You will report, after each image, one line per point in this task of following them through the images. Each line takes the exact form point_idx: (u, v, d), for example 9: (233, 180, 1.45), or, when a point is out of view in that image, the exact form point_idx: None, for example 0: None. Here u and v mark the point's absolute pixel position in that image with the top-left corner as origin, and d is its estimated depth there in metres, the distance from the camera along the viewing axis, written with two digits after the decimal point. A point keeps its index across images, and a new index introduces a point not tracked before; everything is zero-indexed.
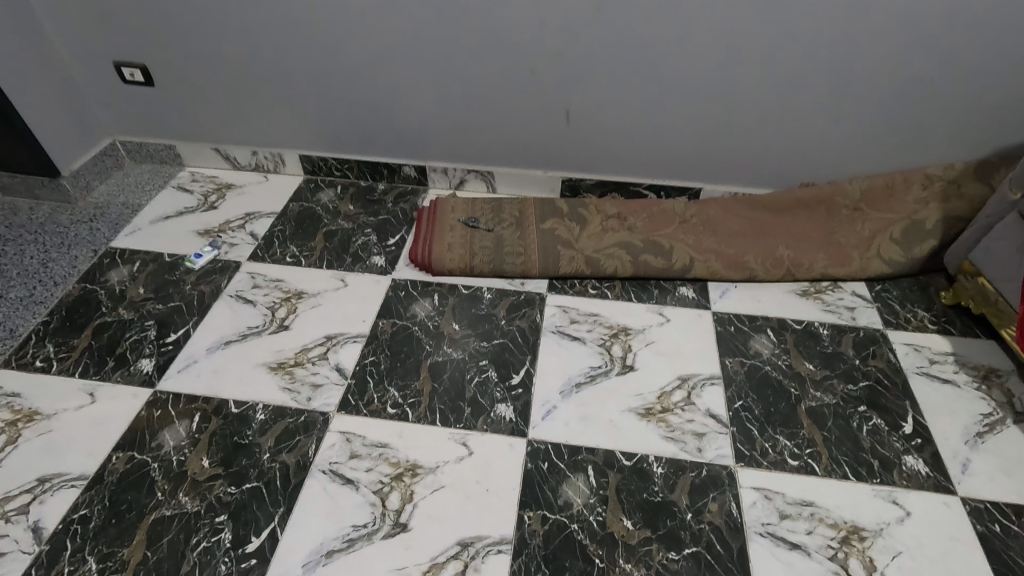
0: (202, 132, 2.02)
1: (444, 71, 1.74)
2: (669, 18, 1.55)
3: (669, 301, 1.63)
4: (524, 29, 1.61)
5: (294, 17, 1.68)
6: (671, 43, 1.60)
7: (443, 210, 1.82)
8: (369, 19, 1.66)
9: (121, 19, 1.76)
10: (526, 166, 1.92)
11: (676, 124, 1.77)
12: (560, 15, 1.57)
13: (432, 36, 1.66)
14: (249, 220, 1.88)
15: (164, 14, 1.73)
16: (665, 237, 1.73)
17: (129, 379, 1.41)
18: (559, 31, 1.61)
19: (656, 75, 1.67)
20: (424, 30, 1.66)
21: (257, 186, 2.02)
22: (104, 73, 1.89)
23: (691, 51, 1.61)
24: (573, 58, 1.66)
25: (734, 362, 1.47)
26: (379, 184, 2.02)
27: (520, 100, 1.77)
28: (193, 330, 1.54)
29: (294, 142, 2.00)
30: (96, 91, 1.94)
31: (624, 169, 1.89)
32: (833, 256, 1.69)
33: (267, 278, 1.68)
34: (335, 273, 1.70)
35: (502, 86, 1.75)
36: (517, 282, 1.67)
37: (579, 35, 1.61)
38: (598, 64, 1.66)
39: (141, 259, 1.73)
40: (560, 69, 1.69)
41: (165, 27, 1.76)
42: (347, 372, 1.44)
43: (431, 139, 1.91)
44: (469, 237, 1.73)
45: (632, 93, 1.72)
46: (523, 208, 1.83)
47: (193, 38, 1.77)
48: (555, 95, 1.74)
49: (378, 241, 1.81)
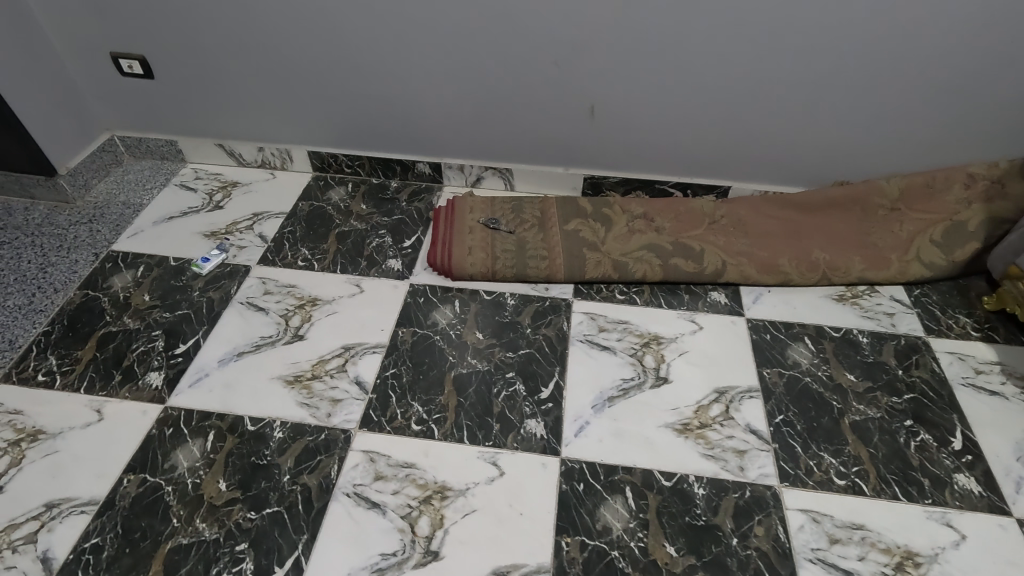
0: (204, 127, 1.92)
1: (463, 64, 1.65)
2: (704, 9, 1.46)
3: (700, 307, 1.56)
4: (550, 19, 1.52)
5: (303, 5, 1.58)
6: (706, 34, 1.50)
7: (461, 210, 1.74)
8: (383, 8, 1.56)
9: (118, 9, 1.65)
10: (547, 163, 1.84)
11: (708, 121, 1.68)
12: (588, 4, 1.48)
13: (451, 26, 1.57)
14: (257, 220, 1.80)
15: (164, 3, 1.63)
16: (694, 239, 1.65)
17: (137, 394, 1.34)
18: (588, 21, 1.51)
19: (688, 69, 1.58)
20: (442, 21, 1.56)
21: (264, 184, 1.93)
22: (100, 65, 1.79)
23: (728, 43, 1.52)
24: (601, 51, 1.57)
25: (772, 373, 1.41)
26: (392, 182, 1.94)
27: (543, 94, 1.68)
28: (203, 340, 1.46)
29: (302, 137, 1.90)
30: (92, 84, 1.84)
31: (651, 167, 1.80)
32: (870, 259, 1.62)
33: (279, 283, 1.60)
34: (350, 278, 1.63)
35: (524, 80, 1.65)
36: (541, 287, 1.59)
37: (608, 25, 1.51)
38: (627, 57, 1.57)
39: (145, 263, 1.65)
40: (587, 62, 1.59)
41: (165, 15, 1.65)
42: (367, 386, 1.37)
43: (448, 135, 1.82)
44: (490, 239, 1.65)
45: (662, 88, 1.63)
46: (545, 208, 1.75)
47: (195, 27, 1.67)
48: (580, 89, 1.65)
49: (393, 243, 1.73)
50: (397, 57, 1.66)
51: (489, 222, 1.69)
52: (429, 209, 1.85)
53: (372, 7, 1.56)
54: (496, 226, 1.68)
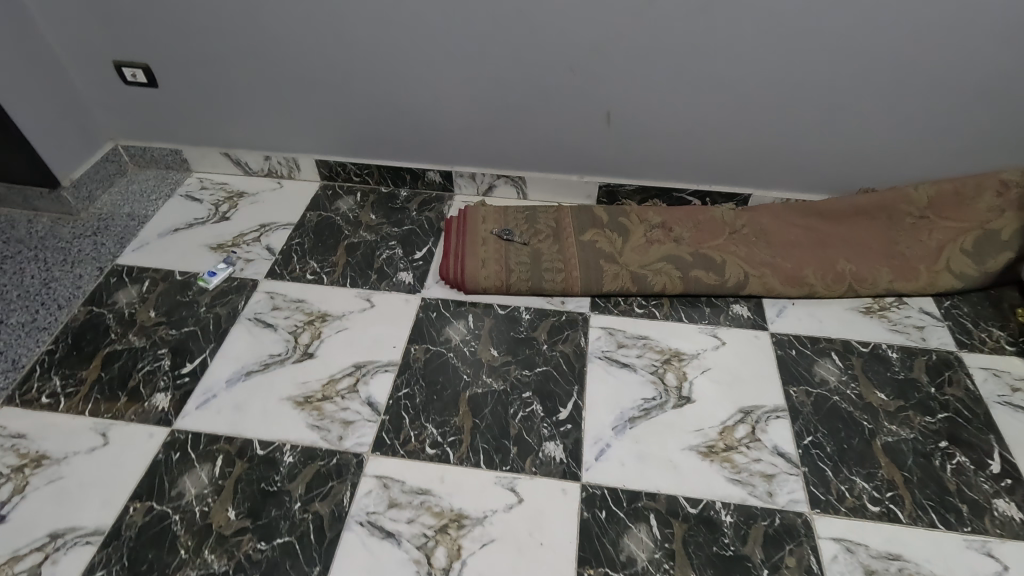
0: (210, 136, 1.88)
1: (475, 70, 1.60)
2: (726, 12, 1.40)
3: (722, 321, 1.51)
4: (565, 23, 1.46)
5: (311, 11, 1.53)
6: (728, 38, 1.45)
7: (473, 220, 1.69)
8: (393, 13, 1.51)
9: (120, 17, 1.61)
10: (561, 171, 1.79)
11: (728, 127, 1.63)
12: (605, 8, 1.42)
13: (463, 31, 1.52)
14: (264, 232, 1.75)
15: (168, 11, 1.58)
16: (715, 250, 1.60)
17: (143, 417, 1.30)
18: (605, 26, 1.46)
19: (709, 74, 1.52)
20: (453, 27, 1.51)
21: (271, 194, 1.88)
22: (103, 74, 1.75)
23: (751, 47, 1.46)
24: (618, 56, 1.51)
25: (799, 391, 1.35)
26: (402, 191, 1.89)
27: (557, 100, 1.63)
28: (210, 359, 1.42)
29: (310, 146, 1.86)
30: (95, 93, 1.80)
31: (668, 175, 1.75)
32: (898, 269, 1.56)
33: (287, 298, 1.56)
34: (360, 291, 1.58)
35: (538, 86, 1.60)
36: (557, 301, 1.54)
37: (626, 30, 1.46)
38: (646, 62, 1.52)
39: (150, 278, 1.61)
40: (603, 67, 1.54)
41: (169, 23, 1.61)
42: (379, 407, 1.32)
43: (459, 143, 1.78)
44: (504, 251, 1.60)
45: (681, 94, 1.57)
46: (559, 218, 1.70)
47: (200, 34, 1.63)
48: (596, 95, 1.60)
49: (404, 255, 1.69)
50: (407, 63, 1.61)
51: (502, 233, 1.64)
52: (440, 219, 1.80)
53: (381, 12, 1.51)
54: (509, 237, 1.63)
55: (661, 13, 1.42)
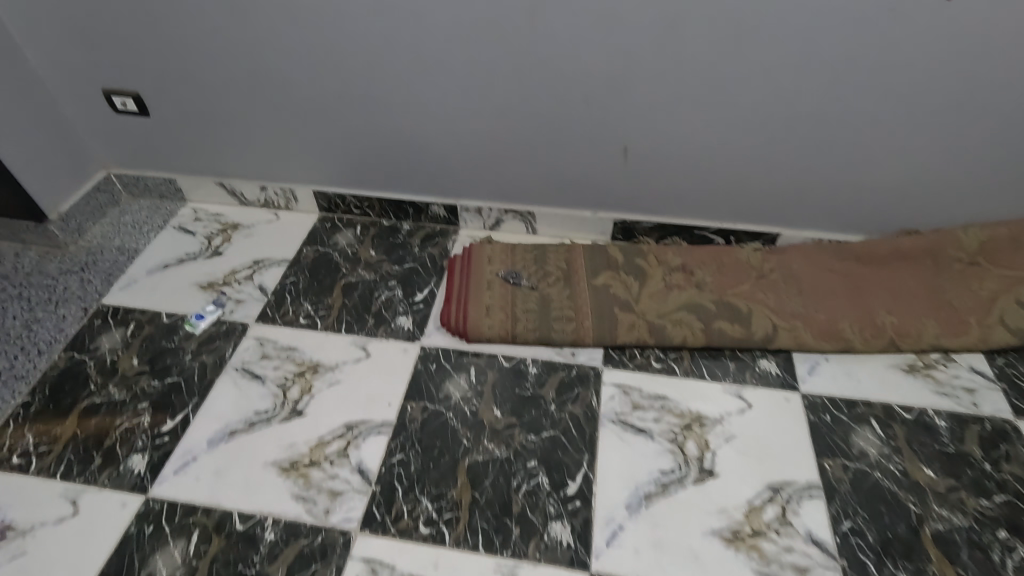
0: (204, 165, 1.79)
1: (481, 100, 1.48)
2: (757, 41, 1.27)
3: (749, 380, 1.37)
4: (580, 52, 1.34)
5: (306, 38, 1.43)
6: (759, 69, 1.31)
7: (478, 261, 1.58)
8: (393, 40, 1.40)
9: (108, 44, 1.53)
10: (573, 207, 1.66)
11: (757, 162, 1.49)
12: (623, 36, 1.30)
13: (467, 60, 1.40)
14: (258, 269, 1.66)
15: (157, 37, 1.49)
16: (740, 297, 1.46)
17: (117, 483, 1.21)
18: (623, 55, 1.33)
19: (737, 107, 1.39)
20: (458, 55, 1.40)
21: (267, 227, 1.79)
22: (93, 102, 1.67)
23: (784, 79, 1.32)
24: (637, 87, 1.38)
25: (835, 465, 1.21)
26: (404, 224, 1.78)
27: (570, 133, 1.50)
28: (193, 416, 1.33)
29: (308, 176, 1.76)
30: (86, 121, 1.72)
31: (690, 212, 1.61)
32: (945, 322, 1.41)
33: (278, 345, 1.46)
34: (355, 339, 1.48)
35: (549, 118, 1.48)
36: (567, 353, 1.42)
37: (646, 59, 1.33)
38: (668, 93, 1.39)
39: (136, 320, 1.52)
40: (621, 98, 1.41)
41: (158, 50, 1.52)
42: (371, 476, 1.21)
43: (464, 176, 1.66)
44: (509, 297, 1.48)
45: (706, 127, 1.44)
46: (571, 259, 1.57)
47: (191, 62, 1.54)
48: (611, 128, 1.47)
49: (404, 297, 1.58)
50: (408, 93, 1.50)
51: (508, 276, 1.52)
52: (443, 256, 1.69)
53: (381, 40, 1.41)
54: (516, 281, 1.51)
55: (685, 41, 1.29)
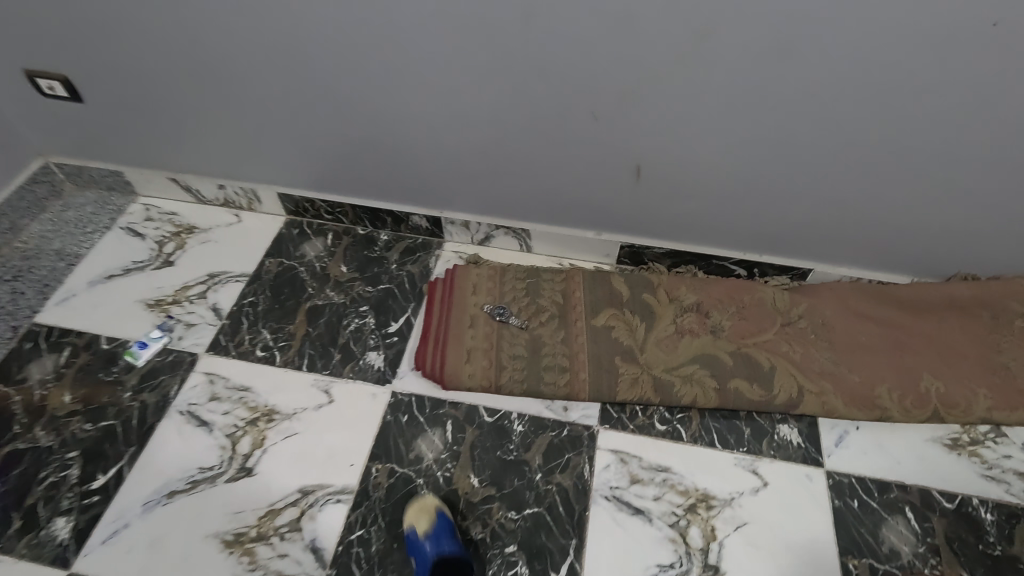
0: (153, 159, 1.55)
1: (468, 106, 1.23)
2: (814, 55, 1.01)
3: (765, 450, 1.19)
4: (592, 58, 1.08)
5: (255, 25, 1.16)
6: (812, 88, 1.06)
7: (460, 288, 1.37)
8: (361, 34, 1.13)
9: (19, 22, 1.25)
10: (574, 225, 1.44)
11: (795, 189, 1.25)
12: (646, 41, 1.04)
13: (453, 62, 1.14)
14: (213, 285, 1.46)
15: (76, 16, 1.22)
16: (762, 350, 1.26)
17: (36, 554, 1.06)
18: (644, 64, 1.07)
19: (780, 128, 1.14)
20: (440, 54, 1.13)
21: (227, 231, 1.58)
22: (15, 86, 1.41)
23: (843, 101, 1.07)
24: (659, 101, 1.13)
25: (860, 567, 1.05)
26: (381, 234, 1.57)
27: (574, 148, 1.26)
28: (127, 470, 1.16)
29: (271, 177, 1.53)
30: (10, 107, 1.47)
31: (710, 239, 1.39)
32: (999, 392, 1.21)
33: (229, 384, 1.29)
34: (318, 379, 1.29)
35: (550, 131, 1.24)
36: (558, 407, 1.24)
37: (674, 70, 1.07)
38: (696, 110, 1.14)
39: (72, 345, 1.34)
40: (638, 113, 1.16)
41: (79, 30, 1.24)
42: (325, 557, 1.06)
43: (449, 186, 1.43)
44: (493, 336, 1.29)
45: (738, 150, 1.20)
46: (568, 292, 1.36)
47: (119, 44, 1.26)
48: (624, 143, 1.23)
49: (376, 327, 1.38)
50: (382, 95, 1.25)
51: (493, 310, 1.32)
52: (424, 276, 1.48)
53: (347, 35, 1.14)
54: (502, 317, 1.31)
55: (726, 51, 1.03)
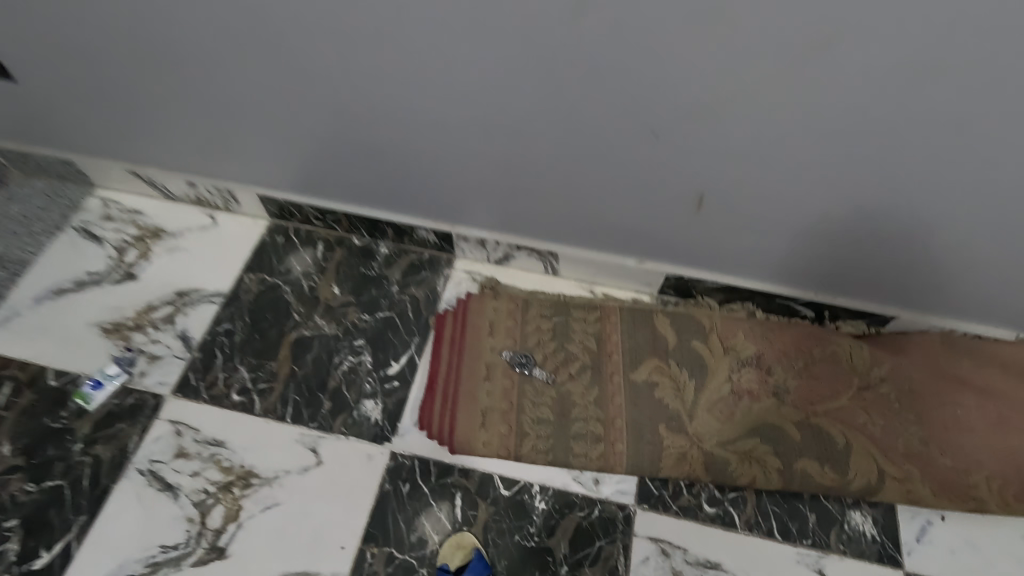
0: (110, 149, 1.30)
1: (495, 108, 0.97)
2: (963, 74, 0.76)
3: (833, 544, 0.99)
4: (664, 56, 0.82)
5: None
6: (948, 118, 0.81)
7: (475, 328, 1.16)
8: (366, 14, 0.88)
9: None
10: (612, 251, 1.20)
11: (897, 233, 1.00)
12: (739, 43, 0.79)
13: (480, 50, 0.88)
14: (181, 308, 1.24)
15: None
16: (834, 421, 1.05)
17: None
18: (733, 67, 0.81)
19: (897, 159, 0.88)
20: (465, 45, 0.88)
21: (199, 237, 1.34)
22: None
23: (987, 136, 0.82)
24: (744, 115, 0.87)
25: None
26: (380, 246, 1.33)
27: (624, 166, 1.01)
28: (77, 546, 0.98)
29: (251, 176, 1.28)
30: None
31: (774, 278, 1.15)
32: None
33: (199, 436, 1.09)
34: (303, 434, 1.10)
35: (595, 146, 0.99)
36: (588, 480, 1.04)
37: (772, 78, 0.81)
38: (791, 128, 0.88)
39: (13, 380, 1.13)
40: (712, 129, 0.91)
41: None
42: None
43: (463, 199, 1.18)
44: (512, 395, 1.08)
45: (833, 180, 0.94)
46: (603, 335, 1.14)
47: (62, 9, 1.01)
48: (688, 166, 0.98)
49: (373, 368, 1.17)
50: (387, 87, 0.99)
51: (514, 358, 1.12)
52: (430, 304, 1.25)
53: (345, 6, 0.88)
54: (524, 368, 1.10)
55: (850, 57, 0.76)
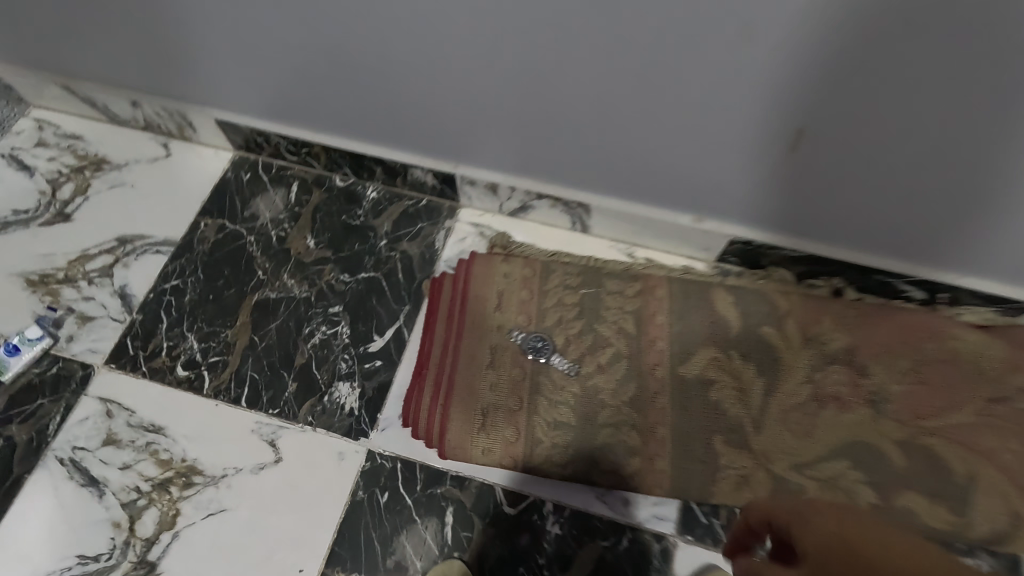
0: (29, 56, 1.03)
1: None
2: None
3: None
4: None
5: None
6: None
7: (478, 298, 0.90)
8: None
9: None
10: (661, 205, 0.92)
11: (980, 168, 0.69)
12: None
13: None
14: (122, 258, 1.01)
15: None
16: (951, 443, 0.79)
17: None
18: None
19: None
20: None
21: (148, 171, 1.09)
22: None
23: None
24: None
25: None
26: (368, 189, 1.07)
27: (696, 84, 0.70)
28: None
29: (202, 95, 1.01)
30: None
31: (791, 213, 0.86)
32: None
33: (134, 419, 0.88)
34: (261, 422, 0.88)
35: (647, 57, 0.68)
36: (615, 500, 0.81)
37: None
38: None
39: None
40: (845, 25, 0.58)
41: None
42: None
43: (468, 128, 0.89)
44: (519, 391, 0.83)
45: (976, 89, 0.60)
46: (644, 314, 0.88)
47: None
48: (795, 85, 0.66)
49: (351, 342, 0.94)
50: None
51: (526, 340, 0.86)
52: (426, 265, 1.00)
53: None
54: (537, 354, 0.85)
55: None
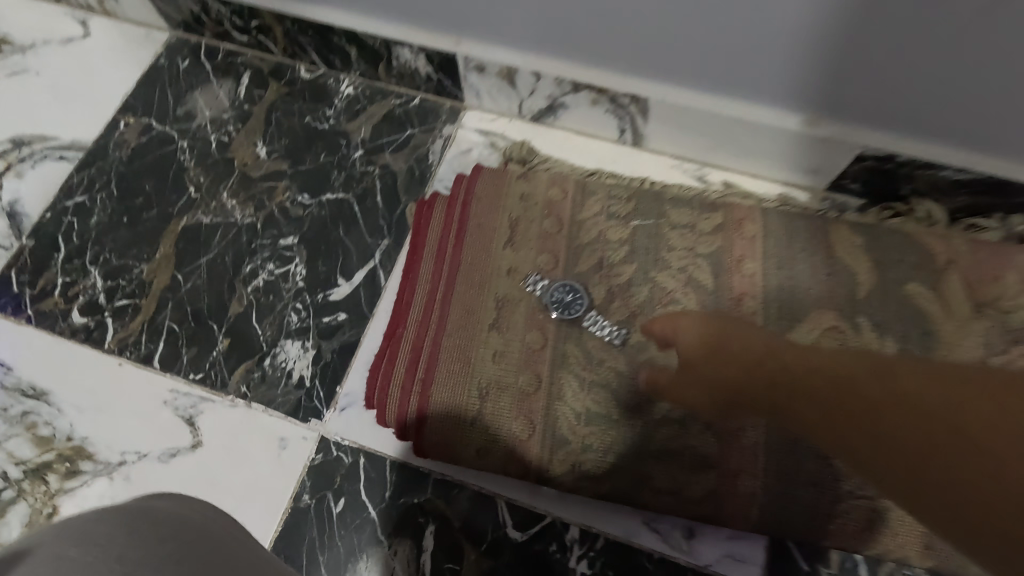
0: None
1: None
2: None
3: None
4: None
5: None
6: None
7: (480, 227, 0.62)
8: None
9: None
10: (756, 98, 0.62)
11: None
12: None
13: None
14: (16, 165, 0.76)
15: None
16: None
17: None
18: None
19: None
20: None
21: (59, 55, 0.83)
22: None
23: None
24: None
25: None
26: (341, 83, 0.79)
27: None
28: None
29: None
30: None
31: (890, 83, 0.55)
32: None
33: (10, 380, 0.65)
34: (178, 392, 0.64)
35: None
36: (670, 529, 0.56)
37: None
38: None
39: None
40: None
41: None
42: None
43: None
44: (532, 364, 0.56)
45: None
46: (726, 260, 0.59)
47: None
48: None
49: (306, 285, 0.68)
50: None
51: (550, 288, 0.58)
52: (415, 185, 0.73)
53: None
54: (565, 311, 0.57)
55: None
